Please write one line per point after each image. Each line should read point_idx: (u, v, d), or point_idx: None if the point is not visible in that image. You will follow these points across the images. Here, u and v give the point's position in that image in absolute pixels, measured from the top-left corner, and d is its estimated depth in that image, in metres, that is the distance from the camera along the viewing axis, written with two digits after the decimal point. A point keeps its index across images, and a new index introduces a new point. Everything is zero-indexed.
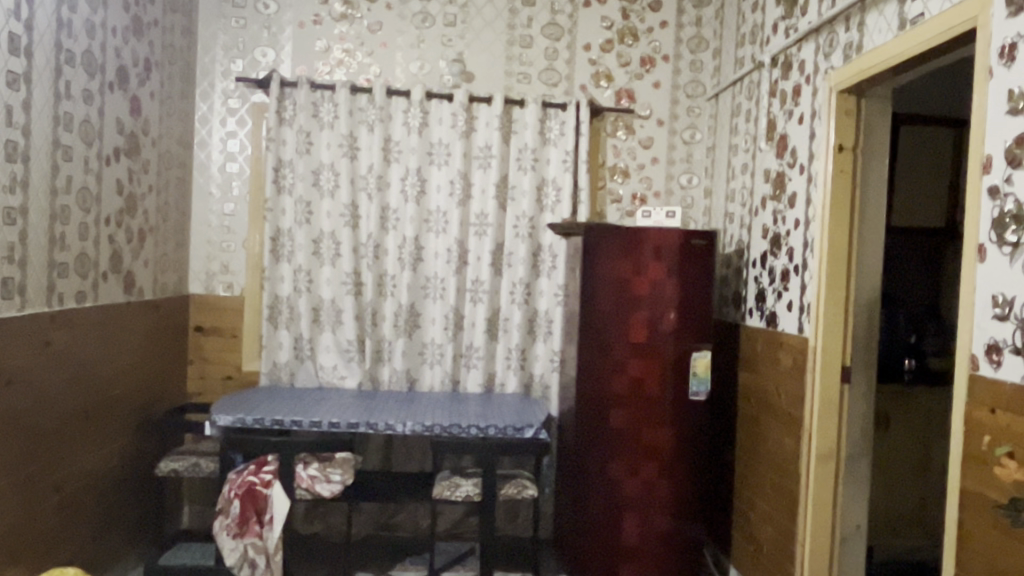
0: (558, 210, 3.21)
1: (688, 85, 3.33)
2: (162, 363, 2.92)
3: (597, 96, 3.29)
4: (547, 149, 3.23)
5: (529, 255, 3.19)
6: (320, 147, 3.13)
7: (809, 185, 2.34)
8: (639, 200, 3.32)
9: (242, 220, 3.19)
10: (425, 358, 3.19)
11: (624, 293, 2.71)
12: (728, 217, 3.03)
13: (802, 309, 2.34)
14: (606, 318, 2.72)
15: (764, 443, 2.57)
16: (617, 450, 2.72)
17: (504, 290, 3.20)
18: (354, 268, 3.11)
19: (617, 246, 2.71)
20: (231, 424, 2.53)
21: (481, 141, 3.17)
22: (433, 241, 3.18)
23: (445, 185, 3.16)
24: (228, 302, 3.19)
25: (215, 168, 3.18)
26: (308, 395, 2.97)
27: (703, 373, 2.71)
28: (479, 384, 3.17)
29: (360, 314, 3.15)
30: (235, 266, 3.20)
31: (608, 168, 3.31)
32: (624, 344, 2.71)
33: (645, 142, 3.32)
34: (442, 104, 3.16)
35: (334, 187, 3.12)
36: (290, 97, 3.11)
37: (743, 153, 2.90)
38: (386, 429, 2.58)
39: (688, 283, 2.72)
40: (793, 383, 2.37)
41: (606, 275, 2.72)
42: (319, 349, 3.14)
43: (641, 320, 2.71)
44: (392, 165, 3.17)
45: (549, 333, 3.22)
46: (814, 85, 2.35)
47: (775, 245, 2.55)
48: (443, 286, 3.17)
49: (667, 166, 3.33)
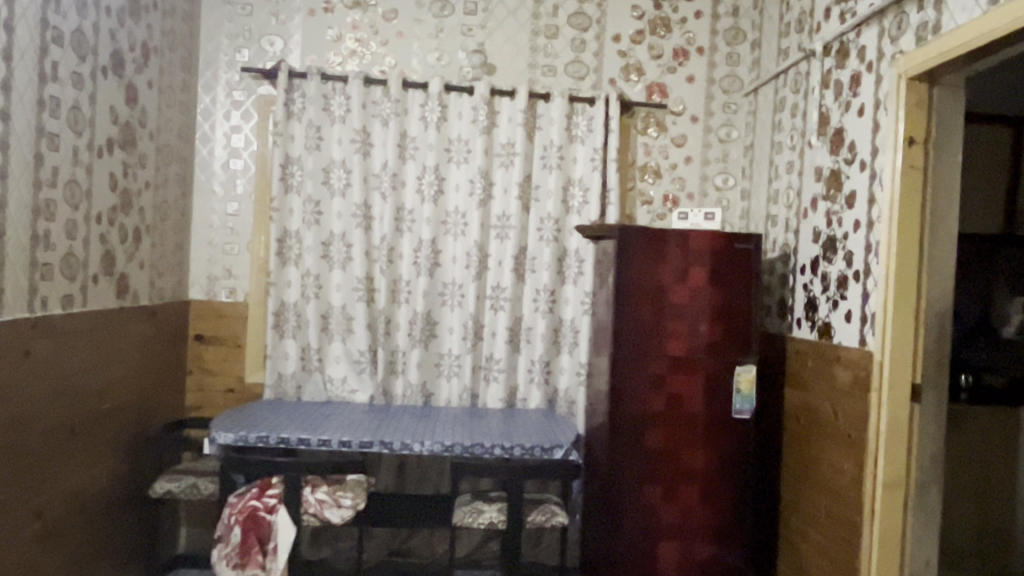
0: (585, 212, 2.99)
1: (724, 80, 3.11)
2: (158, 375, 2.70)
3: (627, 91, 3.08)
4: (574, 147, 3.01)
5: (554, 260, 2.96)
6: (331, 143, 2.92)
7: (872, 182, 2.12)
8: (672, 202, 3.10)
9: (246, 221, 2.97)
10: (441, 371, 2.97)
11: (660, 301, 2.49)
12: (770, 219, 2.80)
13: (864, 319, 2.12)
14: (641, 328, 2.49)
15: (815, 466, 2.34)
16: (652, 472, 2.48)
17: (527, 298, 2.99)
18: (367, 273, 2.90)
19: (653, 251, 2.49)
20: (233, 442, 2.31)
21: (503, 138, 2.96)
22: (450, 245, 2.97)
23: (464, 184, 2.95)
24: (230, 309, 2.97)
25: (219, 165, 2.97)
26: (315, 410, 2.75)
27: (748, 391, 2.48)
28: (499, 399, 2.95)
29: (372, 322, 2.93)
30: (238, 270, 2.98)
31: (638, 167, 3.09)
32: (660, 357, 2.49)
33: (678, 140, 3.10)
34: (461, 98, 2.95)
35: (345, 186, 2.90)
36: (299, 89, 2.90)
37: (789, 150, 2.68)
38: (403, 449, 2.36)
39: (730, 292, 2.50)
40: (853, 401, 2.14)
41: (640, 281, 2.49)
42: (328, 359, 2.92)
43: (679, 332, 2.49)
44: (407, 163, 2.95)
45: (575, 344, 3.00)
46: (877, 73, 2.13)
47: (830, 250, 2.33)
48: (461, 293, 2.95)
49: (701, 165, 3.11)
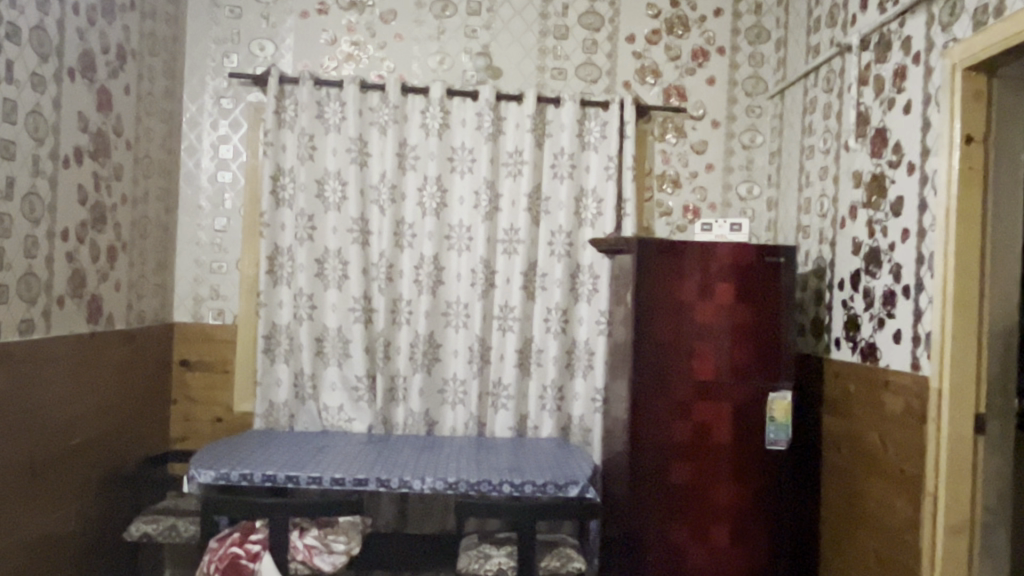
0: (600, 225, 2.78)
1: (747, 82, 2.90)
2: (137, 406, 2.49)
3: (643, 95, 2.87)
4: (586, 155, 2.80)
5: (567, 277, 2.75)
6: (326, 153, 2.72)
7: (923, 186, 1.89)
8: (692, 213, 2.88)
9: (235, 237, 2.77)
10: (445, 398, 2.75)
11: (684, 320, 2.26)
12: (802, 231, 2.58)
13: (917, 340, 1.88)
14: (664, 351, 2.26)
15: (862, 504, 2.10)
16: (678, 510, 2.25)
17: (537, 318, 2.77)
18: (364, 292, 2.68)
19: (675, 265, 2.27)
20: (213, 481, 2.10)
21: (510, 145, 2.75)
22: (454, 262, 2.76)
23: (469, 196, 2.74)
24: (218, 332, 2.76)
25: (206, 178, 2.77)
26: (309, 442, 2.53)
27: (783, 420, 2.23)
28: (509, 428, 2.72)
29: (371, 345, 2.71)
30: (226, 290, 2.77)
31: (656, 176, 2.87)
32: (685, 382, 2.26)
33: (698, 146, 2.88)
34: (465, 103, 2.75)
35: (341, 199, 2.70)
36: (291, 95, 2.71)
37: (822, 155, 2.46)
38: (401, 487, 2.13)
39: (762, 310, 2.27)
40: (906, 434, 1.90)
41: (662, 299, 2.27)
42: (323, 386, 2.71)
43: (706, 354, 2.26)
44: (407, 174, 2.75)
45: (590, 368, 2.77)
46: (926, 64, 1.91)
47: (873, 263, 2.10)
48: (466, 312, 2.73)
49: (724, 173, 2.90)
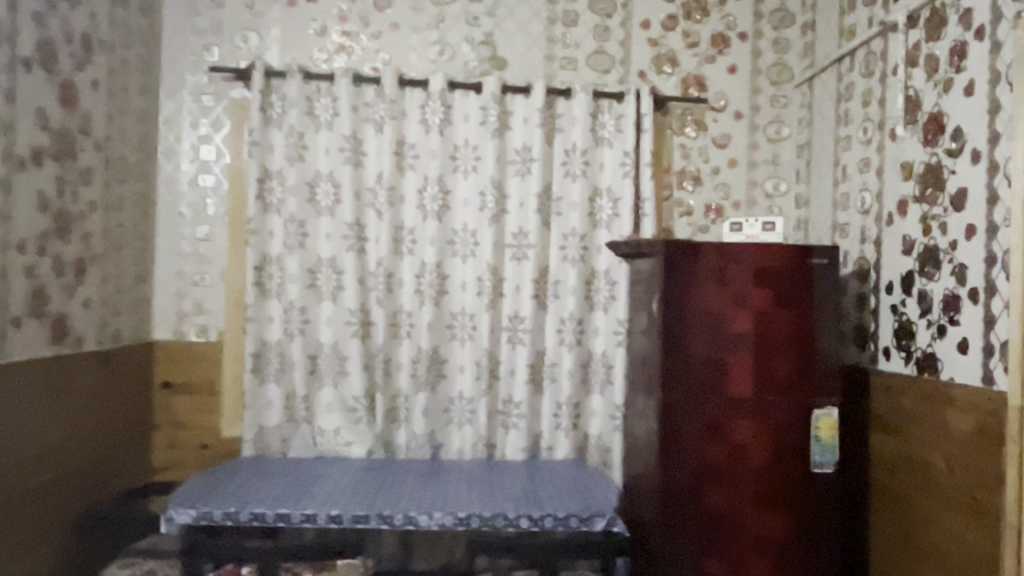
0: (616, 227, 2.56)
1: (772, 70, 2.68)
2: (111, 436, 2.24)
3: (660, 85, 2.65)
4: (600, 151, 2.58)
5: (582, 283, 2.52)
6: (317, 153, 2.49)
7: (993, 176, 1.67)
8: (715, 212, 2.66)
9: (219, 245, 2.53)
10: (451, 418, 2.52)
11: (716, 331, 2.04)
12: (839, 229, 2.36)
13: (990, 350, 1.66)
14: (695, 365, 2.04)
15: (924, 535, 1.87)
16: (714, 542, 2.02)
17: (550, 329, 2.54)
18: (362, 304, 2.46)
19: (707, 270, 2.04)
20: (194, 521, 1.88)
21: (518, 142, 2.53)
22: (459, 269, 2.53)
23: (474, 197, 2.52)
24: (202, 351, 2.51)
25: (186, 181, 2.53)
26: (303, 471, 2.30)
27: (829, 440, 2.03)
28: (521, 449, 2.50)
29: (369, 362, 2.48)
30: (210, 305, 2.52)
31: (675, 172, 2.65)
32: (720, 399, 2.03)
33: (721, 140, 2.67)
34: (468, 97, 2.53)
35: (334, 203, 2.47)
36: (278, 90, 2.48)
37: (862, 145, 2.24)
38: (406, 523, 1.90)
39: (803, 318, 2.05)
40: (976, 458, 1.68)
41: (692, 308, 2.04)
42: (317, 408, 2.48)
43: (742, 367, 2.03)
44: (406, 175, 2.52)
45: (608, 382, 2.55)
46: (992, 38, 1.69)
47: (931, 263, 1.89)
48: (473, 324, 2.51)
49: (748, 169, 2.67)
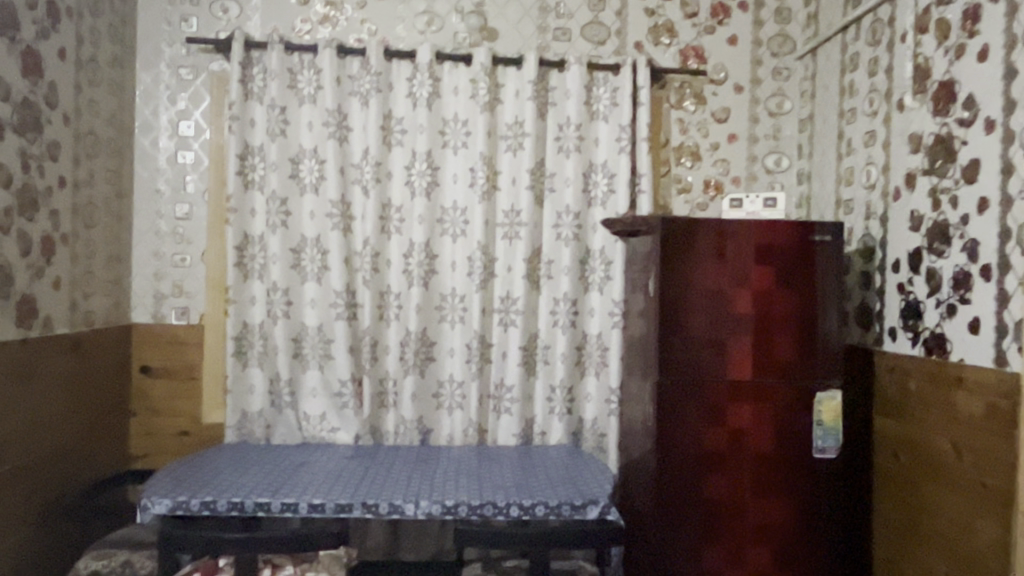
0: (612, 204, 2.47)
1: (773, 41, 2.58)
2: (83, 423, 2.15)
3: (657, 57, 2.55)
4: (595, 125, 2.48)
5: (576, 263, 2.44)
6: (300, 128, 2.39)
7: (1007, 146, 1.58)
8: (714, 189, 2.57)
9: (199, 225, 2.43)
10: (441, 402, 2.45)
11: (715, 311, 1.95)
12: (843, 206, 2.27)
13: (1003, 330, 1.58)
14: (694, 347, 1.95)
15: (931, 523, 1.80)
16: (713, 531, 1.94)
17: (543, 310, 2.46)
18: (347, 285, 2.37)
19: (706, 248, 1.96)
20: (169, 512, 1.81)
21: (509, 116, 2.44)
22: (448, 249, 2.44)
23: (463, 173, 2.43)
24: (181, 334, 2.43)
25: (164, 158, 2.43)
26: (287, 458, 2.22)
27: (831, 424, 1.92)
28: (513, 434, 2.42)
29: (356, 345, 2.40)
30: (190, 286, 2.44)
31: (673, 148, 2.56)
32: (721, 382, 1.95)
33: (720, 114, 2.57)
34: (457, 69, 2.43)
35: (318, 180, 2.38)
36: (258, 63, 2.38)
37: (868, 118, 2.14)
38: (390, 513, 1.83)
39: (806, 297, 1.96)
40: (986, 442, 1.60)
41: (691, 287, 1.96)
42: (302, 393, 2.40)
43: (743, 349, 1.95)
44: (393, 151, 2.43)
45: (603, 365, 2.47)
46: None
47: (939, 239, 1.80)
48: (463, 306, 2.42)
49: (749, 144, 2.58)
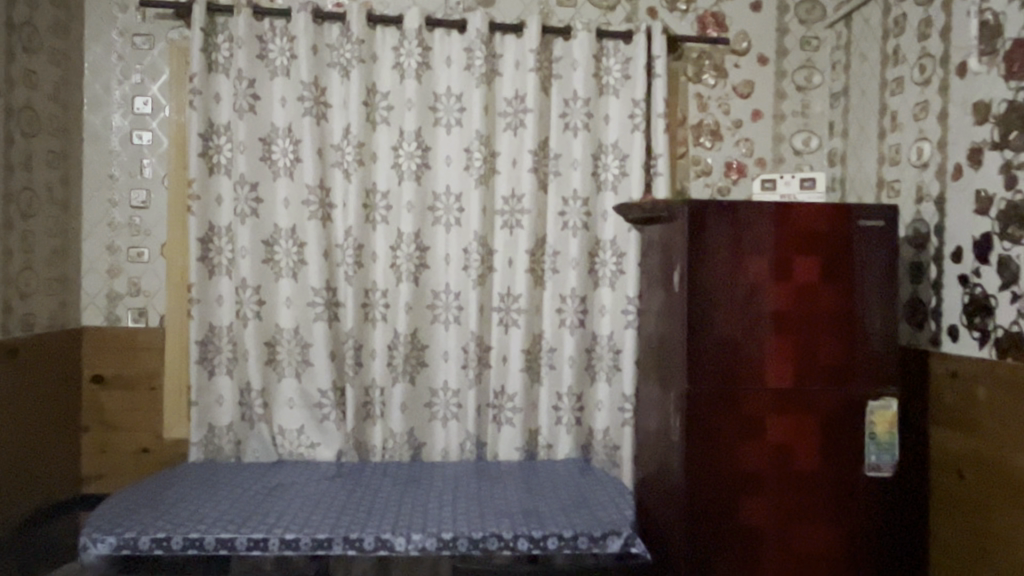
0: (624, 189, 2.20)
1: (801, 7, 2.32)
2: (18, 450, 1.86)
3: (672, 24, 2.28)
4: (605, 101, 2.22)
5: (585, 255, 2.17)
6: (271, 104, 2.11)
7: None
8: (737, 171, 2.30)
9: (159, 214, 2.15)
10: (435, 413, 2.17)
11: (750, 308, 1.69)
12: (887, 188, 2.01)
13: None
14: (727, 352, 1.69)
15: (1007, 554, 1.54)
16: (751, 561, 1.68)
17: (548, 308, 2.19)
18: (327, 282, 2.09)
19: (739, 236, 1.69)
20: (113, 552, 1.54)
21: (508, 90, 2.16)
22: (441, 240, 2.17)
23: (457, 155, 2.15)
24: (140, 338, 2.13)
25: (117, 139, 2.14)
26: (259, 479, 1.95)
27: (888, 439, 1.68)
28: (516, 448, 2.15)
29: (338, 349, 2.13)
30: (148, 284, 2.15)
31: (691, 126, 2.29)
32: (759, 391, 1.69)
33: (743, 89, 2.31)
34: (449, 37, 2.15)
35: (293, 162, 2.10)
36: (224, 30, 2.09)
37: (919, 87, 1.89)
38: (376, 548, 1.56)
39: (854, 292, 1.71)
40: None
41: (722, 281, 1.69)
42: (277, 404, 2.12)
43: (782, 351, 1.69)
44: (377, 130, 2.15)
45: (615, 370, 2.20)
46: None
47: (1016, 223, 1.54)
48: (458, 304, 2.15)
49: (774, 122, 2.32)
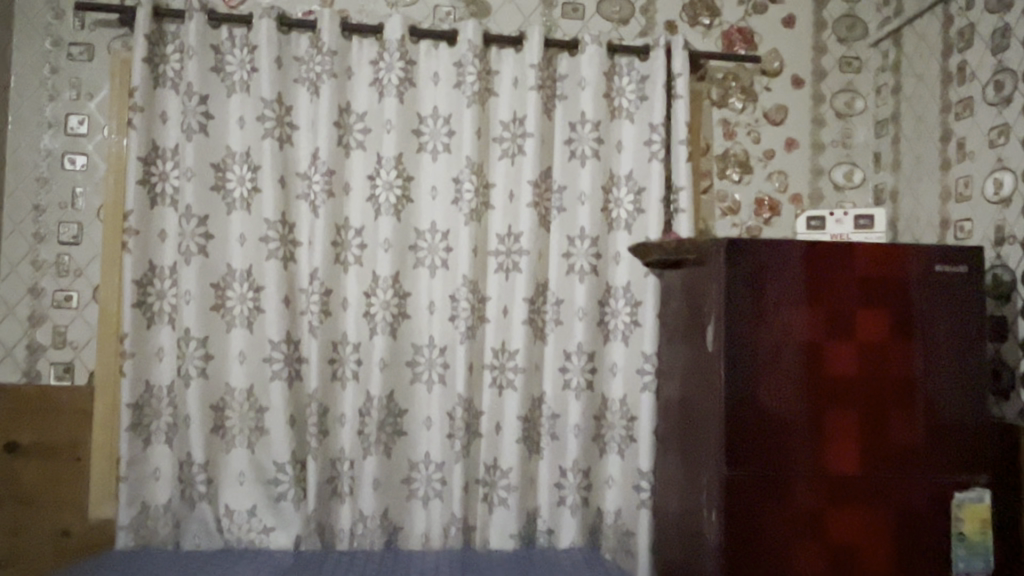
0: (640, 227, 1.88)
1: (840, 23, 2.04)
2: None
3: (694, 40, 1.99)
4: (617, 126, 1.91)
5: (594, 304, 1.84)
6: (227, 125, 1.80)
7: None
8: (769, 209, 1.99)
9: (93, 251, 1.82)
10: (414, 490, 1.82)
11: (804, 373, 1.36)
12: (954, 228, 1.69)
13: None
14: (776, 431, 1.35)
15: None
16: None
17: (550, 366, 1.85)
18: (288, 333, 1.76)
19: (788, 286, 1.37)
20: None
21: (505, 112, 1.86)
22: (425, 285, 1.84)
23: (445, 186, 1.84)
24: (64, 399, 1.79)
25: (46, 164, 1.82)
26: (195, 572, 1.58)
27: (976, 537, 1.33)
28: (511, 535, 1.79)
29: (299, 415, 1.78)
30: (76, 335, 1.82)
31: (716, 156, 1.99)
32: (818, 480, 1.34)
33: (774, 114, 2.01)
34: (437, 50, 1.86)
35: (251, 193, 1.79)
36: (175, 39, 1.80)
37: (994, 109, 1.59)
38: None
39: (929, 355, 1.38)
40: None
41: (768, 341, 1.36)
42: (225, 480, 1.76)
43: (843, 427, 1.35)
44: (352, 156, 1.84)
45: (629, 441, 1.86)
46: None
47: None
48: (445, 361, 1.82)
49: (812, 153, 2.02)
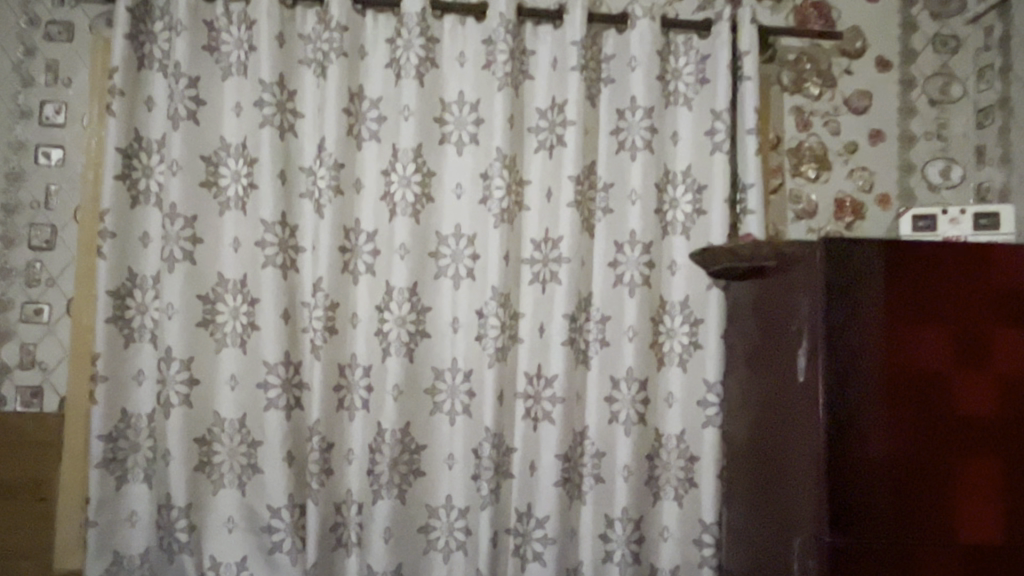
0: (701, 232, 1.60)
1: None
2: None
3: (762, 17, 1.72)
4: (672, 114, 1.64)
5: (647, 322, 1.55)
6: (221, 113, 1.56)
7: None
8: (851, 212, 1.69)
9: (67, 258, 1.59)
10: (433, 542, 1.54)
11: (928, 410, 1.06)
12: None
13: None
14: (896, 491, 1.04)
15: None
16: None
17: (595, 395, 1.57)
18: (287, 354, 1.50)
19: (907, 299, 1.07)
20: None
21: (543, 97, 1.59)
22: (447, 299, 1.58)
23: (471, 183, 1.58)
24: (29, 428, 1.54)
25: (16, 158, 1.59)
26: None
27: None
28: None
29: (299, 450, 1.52)
30: (46, 355, 1.58)
31: (787, 150, 1.70)
32: (951, 551, 1.04)
33: (856, 101, 1.72)
34: (464, 27, 1.61)
35: (247, 190, 1.54)
36: (163, 14, 1.57)
37: None
38: None
39: None
40: None
41: (878, 375, 1.06)
42: (211, 527, 1.50)
43: (981, 479, 1.05)
44: (364, 148, 1.59)
45: (688, 485, 1.56)
46: None
47: None
48: (470, 387, 1.54)
49: (901, 147, 1.72)
